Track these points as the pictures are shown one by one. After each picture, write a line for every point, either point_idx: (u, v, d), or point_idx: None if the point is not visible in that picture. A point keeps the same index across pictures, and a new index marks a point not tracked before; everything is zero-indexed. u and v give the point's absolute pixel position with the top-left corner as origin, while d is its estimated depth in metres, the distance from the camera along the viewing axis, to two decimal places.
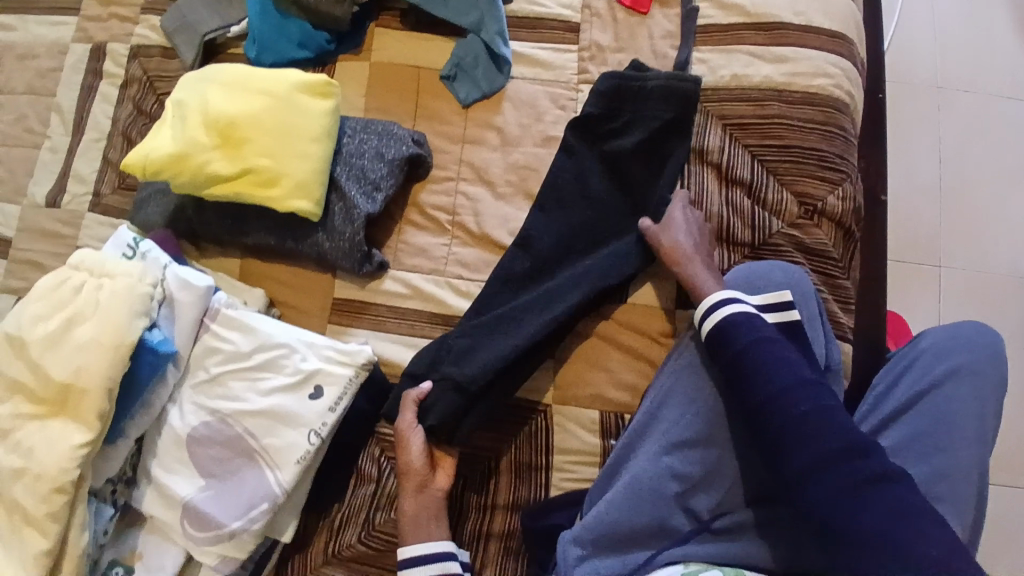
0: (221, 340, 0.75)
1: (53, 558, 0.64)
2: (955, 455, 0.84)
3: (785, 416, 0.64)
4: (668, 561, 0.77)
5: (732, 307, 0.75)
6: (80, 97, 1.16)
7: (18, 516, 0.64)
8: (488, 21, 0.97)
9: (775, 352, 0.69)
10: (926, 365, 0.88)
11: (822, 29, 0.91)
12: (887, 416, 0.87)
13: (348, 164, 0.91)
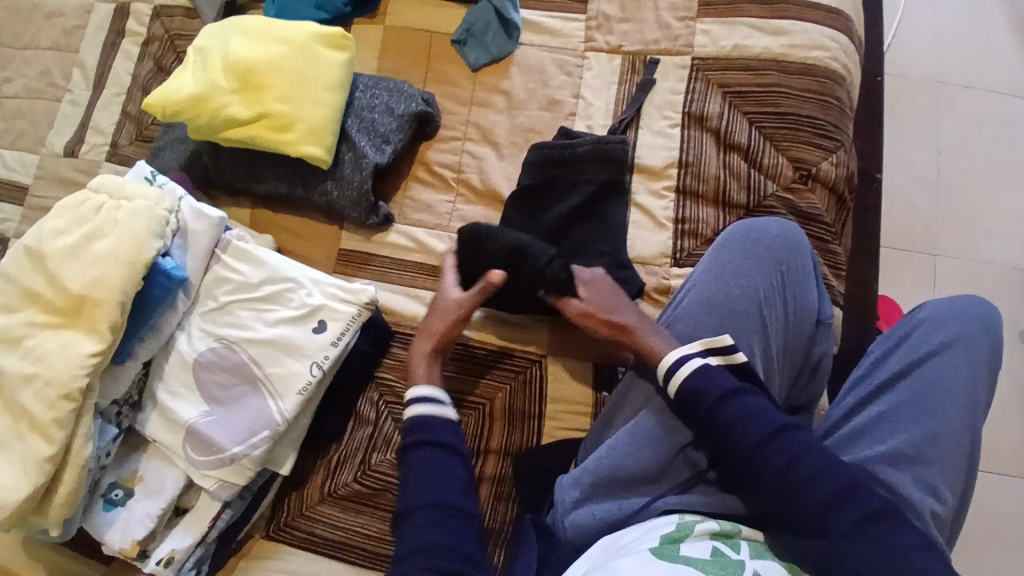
0: (231, 271, 0.78)
1: (55, 465, 0.65)
2: (950, 426, 0.77)
3: (772, 466, 0.66)
4: (663, 508, 0.74)
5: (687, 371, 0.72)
6: (103, 53, 1.20)
7: (25, 421, 0.66)
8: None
9: (746, 405, 0.69)
10: (924, 333, 0.83)
11: (820, 4, 0.94)
12: (880, 382, 0.81)
13: (359, 117, 0.94)
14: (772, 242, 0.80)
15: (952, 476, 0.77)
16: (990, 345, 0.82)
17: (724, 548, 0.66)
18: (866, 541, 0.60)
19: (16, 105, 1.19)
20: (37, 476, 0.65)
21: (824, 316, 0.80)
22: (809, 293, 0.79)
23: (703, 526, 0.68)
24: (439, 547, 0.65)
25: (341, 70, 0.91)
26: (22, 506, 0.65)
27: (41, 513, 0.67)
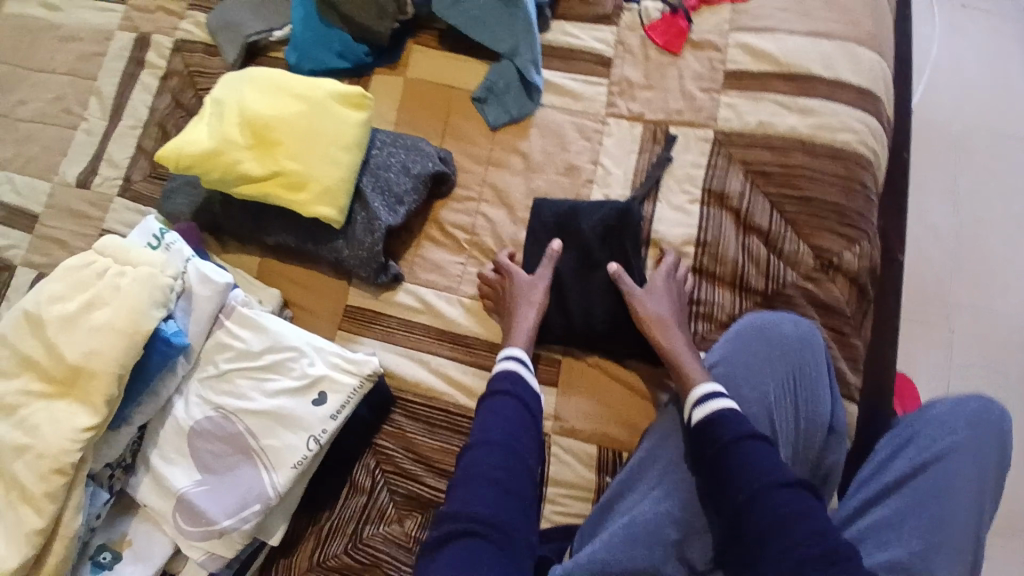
0: (233, 338, 0.77)
1: (45, 536, 0.64)
2: (954, 538, 0.74)
3: (767, 515, 0.67)
4: None
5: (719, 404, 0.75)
6: (121, 84, 1.19)
7: (15, 491, 0.65)
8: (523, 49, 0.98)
9: (758, 448, 0.71)
10: (931, 435, 0.80)
11: (851, 85, 0.92)
12: (884, 485, 0.79)
13: (374, 176, 0.93)
14: (786, 344, 0.81)
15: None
16: (1004, 450, 0.78)
17: None
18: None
19: (32, 131, 1.18)
20: (22, 552, 0.64)
21: (837, 426, 0.79)
22: (822, 399, 0.79)
23: None
24: (509, 491, 0.71)
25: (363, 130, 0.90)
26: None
27: None
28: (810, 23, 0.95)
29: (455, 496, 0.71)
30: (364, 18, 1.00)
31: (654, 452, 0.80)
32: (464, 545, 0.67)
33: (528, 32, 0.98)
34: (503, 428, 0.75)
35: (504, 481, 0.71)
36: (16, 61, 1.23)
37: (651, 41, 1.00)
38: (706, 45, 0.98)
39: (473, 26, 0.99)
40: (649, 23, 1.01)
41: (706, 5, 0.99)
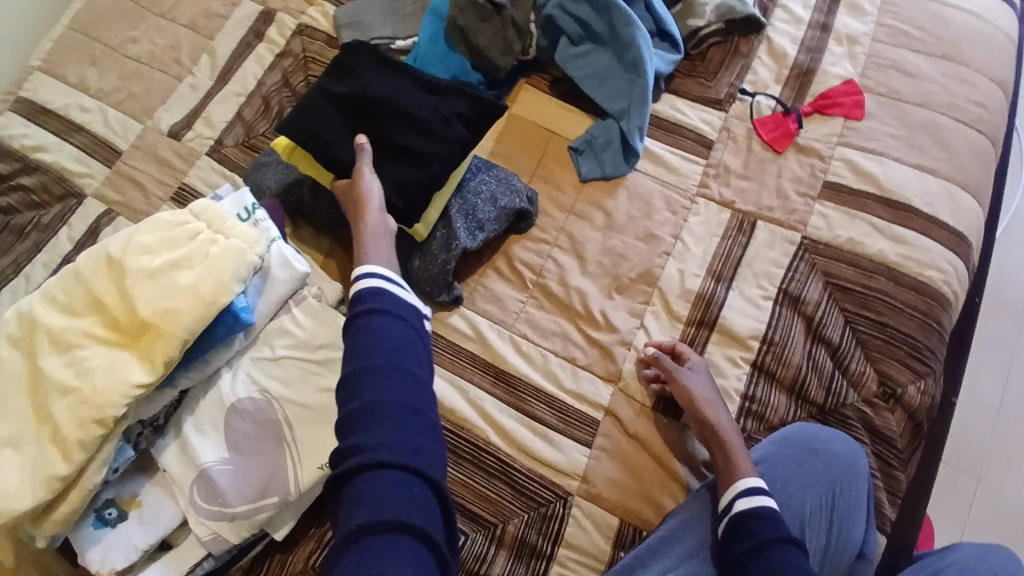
0: (295, 325, 0.77)
1: (64, 484, 0.64)
2: None
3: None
4: None
5: (749, 502, 0.75)
6: (235, 50, 1.22)
7: (48, 430, 0.64)
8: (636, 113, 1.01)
9: (787, 558, 0.70)
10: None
11: (947, 224, 0.92)
12: None
13: (463, 199, 0.94)
14: (833, 460, 0.80)
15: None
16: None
17: None
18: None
19: (137, 70, 1.21)
20: (40, 493, 0.63)
21: (867, 552, 0.79)
22: (857, 529, 0.79)
23: None
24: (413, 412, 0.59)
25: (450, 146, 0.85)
26: (19, 516, 0.63)
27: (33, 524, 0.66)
28: (918, 157, 0.96)
29: (354, 424, 0.57)
30: (490, 50, 1.03)
31: (677, 537, 0.80)
32: (384, 477, 0.54)
33: (642, 100, 1.01)
34: (388, 347, 0.62)
35: (406, 403, 0.59)
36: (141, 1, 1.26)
37: (757, 134, 1.01)
38: (810, 152, 0.98)
39: (592, 82, 1.04)
40: (760, 117, 1.02)
41: (820, 113, 1.00)
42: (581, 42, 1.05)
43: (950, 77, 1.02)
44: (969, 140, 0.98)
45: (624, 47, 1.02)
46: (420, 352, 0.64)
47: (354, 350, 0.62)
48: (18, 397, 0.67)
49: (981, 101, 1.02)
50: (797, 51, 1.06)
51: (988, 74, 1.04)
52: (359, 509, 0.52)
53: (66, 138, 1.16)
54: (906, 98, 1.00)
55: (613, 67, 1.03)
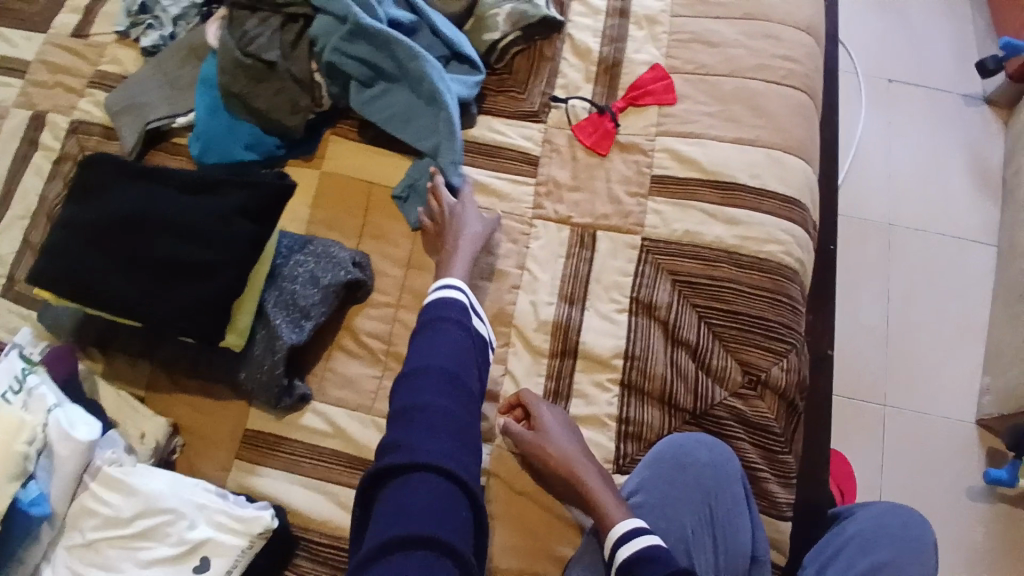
0: (100, 502, 0.67)
1: None
2: None
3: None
4: None
5: (631, 544, 0.72)
6: (9, 165, 1.07)
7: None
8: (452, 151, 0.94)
9: None
10: (853, 556, 0.85)
11: (777, 194, 0.90)
12: None
13: (280, 289, 0.86)
14: (702, 471, 0.80)
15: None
16: (920, 569, 0.84)
17: None
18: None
19: None
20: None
21: (759, 555, 0.79)
22: (740, 531, 0.79)
23: None
24: (448, 415, 0.64)
25: (235, 251, 0.77)
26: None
27: None
28: (738, 129, 0.93)
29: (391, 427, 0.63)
30: (274, 110, 0.94)
31: None
32: (419, 479, 0.58)
33: (450, 132, 0.94)
34: (449, 354, 0.69)
35: (441, 403, 0.64)
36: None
37: (578, 141, 0.97)
38: (634, 149, 0.95)
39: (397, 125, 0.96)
40: (577, 123, 0.98)
41: (634, 106, 0.97)
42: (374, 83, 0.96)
43: (757, 37, 0.98)
44: (789, 99, 0.95)
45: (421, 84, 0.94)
46: (468, 359, 0.71)
47: (417, 352, 0.69)
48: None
49: (789, 53, 0.97)
50: (600, 44, 1.02)
51: (796, 24, 1.00)
52: (389, 525, 0.56)
53: None
54: (715, 71, 0.97)
55: (413, 103, 0.96)
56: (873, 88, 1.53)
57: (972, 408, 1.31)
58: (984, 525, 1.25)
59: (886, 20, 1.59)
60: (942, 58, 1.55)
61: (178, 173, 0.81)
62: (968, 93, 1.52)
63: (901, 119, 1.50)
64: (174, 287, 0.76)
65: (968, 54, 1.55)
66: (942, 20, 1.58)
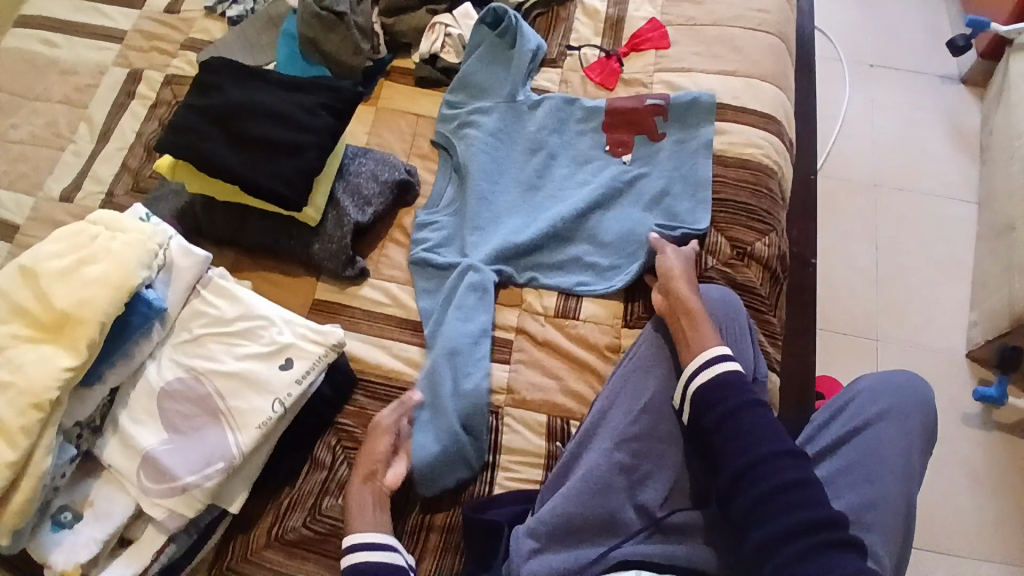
0: (209, 305, 0.85)
1: (14, 472, 0.70)
2: (885, 493, 0.84)
3: (767, 481, 0.68)
4: (620, 558, 0.76)
5: (722, 366, 0.78)
6: (111, 112, 1.27)
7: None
8: (506, 155, 1.10)
9: (756, 420, 0.73)
10: (861, 404, 0.91)
11: (754, 110, 1.10)
12: (824, 447, 0.89)
13: (347, 182, 1.04)
14: (714, 304, 0.89)
15: (892, 542, 0.84)
16: (922, 417, 0.90)
17: None
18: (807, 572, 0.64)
19: (15, 149, 1.23)
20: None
21: (760, 375, 0.86)
22: (746, 353, 0.87)
23: None
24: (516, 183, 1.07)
25: (317, 133, 0.98)
26: None
27: None
28: (723, 64, 1.14)
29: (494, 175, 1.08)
30: (341, 53, 1.16)
31: (607, 410, 0.84)
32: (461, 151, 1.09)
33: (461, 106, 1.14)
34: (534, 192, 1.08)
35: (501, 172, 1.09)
36: (8, 88, 1.29)
37: (589, 79, 1.17)
38: (636, 83, 1.15)
39: (484, 111, 1.14)
40: (587, 66, 1.18)
41: (634, 52, 1.18)
42: (548, 96, 1.15)
43: None
44: (762, 41, 1.16)
45: (590, 128, 1.11)
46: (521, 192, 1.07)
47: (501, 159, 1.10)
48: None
49: (763, 8, 1.19)
50: (606, 6, 1.24)
51: None
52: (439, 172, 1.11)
53: None
54: (701, 22, 1.18)
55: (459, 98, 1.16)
56: (855, 72, 1.74)
57: (962, 341, 1.42)
58: (982, 443, 1.33)
59: (864, 13, 1.82)
60: (913, 45, 1.77)
61: (271, 76, 1.03)
62: (949, 71, 1.73)
63: (884, 96, 1.71)
64: (273, 158, 0.96)
65: (946, 36, 1.77)
66: (912, 15, 1.81)
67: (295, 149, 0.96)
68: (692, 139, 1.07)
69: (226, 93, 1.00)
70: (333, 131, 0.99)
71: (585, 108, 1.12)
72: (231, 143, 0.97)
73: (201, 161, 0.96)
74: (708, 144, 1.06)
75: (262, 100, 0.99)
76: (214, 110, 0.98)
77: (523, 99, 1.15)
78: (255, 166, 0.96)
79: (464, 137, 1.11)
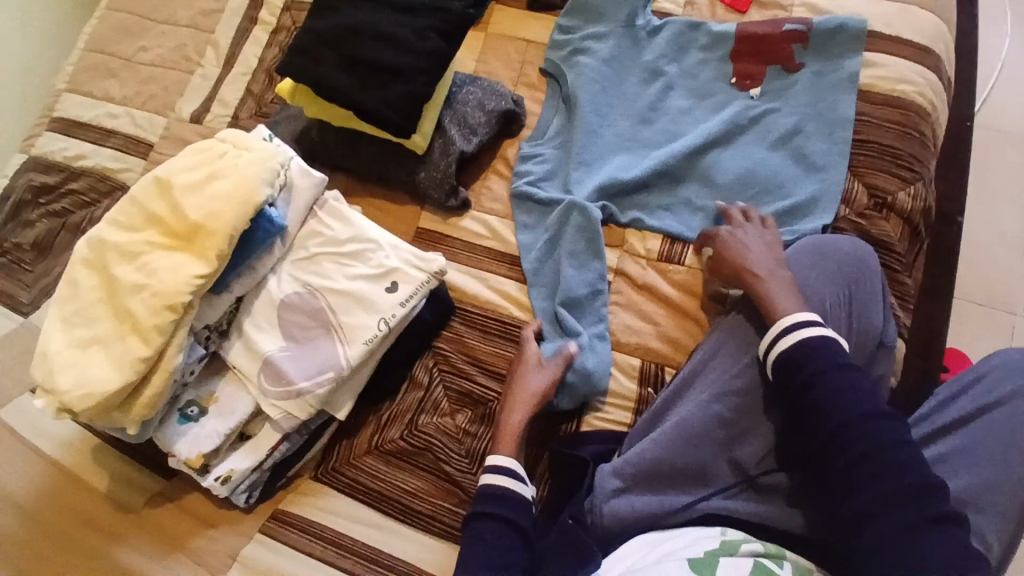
0: (325, 226, 0.90)
1: (146, 366, 0.79)
2: (1011, 480, 0.75)
3: (860, 444, 0.62)
4: (707, 510, 0.75)
5: (807, 331, 0.70)
6: (235, 37, 1.33)
7: (128, 324, 0.80)
8: (620, 81, 1.04)
9: (852, 383, 0.66)
10: (998, 380, 0.80)
11: (910, 41, 0.96)
12: (945, 422, 0.80)
13: (454, 110, 1.03)
14: (844, 258, 0.80)
15: (1015, 531, 0.75)
16: None
17: (769, 564, 0.66)
18: (903, 550, 0.57)
19: (152, 72, 1.32)
20: (130, 372, 0.78)
21: (887, 339, 0.79)
22: (874, 315, 0.79)
23: (748, 548, 0.67)
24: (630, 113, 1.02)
25: (427, 56, 0.97)
26: (109, 399, 0.78)
27: (123, 410, 0.81)
28: None
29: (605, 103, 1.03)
30: None
31: (709, 359, 0.81)
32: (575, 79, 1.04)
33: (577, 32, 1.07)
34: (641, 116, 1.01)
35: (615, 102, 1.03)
36: (147, 14, 1.37)
37: (717, 2, 1.07)
38: (771, 8, 1.04)
39: (599, 36, 1.07)
40: None
41: None
42: (669, 19, 1.06)
43: None
44: None
45: (719, 54, 1.02)
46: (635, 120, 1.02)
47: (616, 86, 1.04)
48: (102, 304, 0.83)
49: None
50: None
51: None
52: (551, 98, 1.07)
53: (104, 143, 1.28)
54: None
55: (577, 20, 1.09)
56: None
57: None
58: None
59: None
60: None
61: None
62: None
63: None
64: (385, 83, 0.97)
65: None
66: None
67: (405, 74, 0.96)
68: (835, 71, 0.96)
69: (342, 15, 1.01)
70: (442, 55, 0.98)
71: (711, 34, 1.03)
72: (344, 67, 0.98)
73: (318, 84, 0.98)
74: (852, 77, 0.94)
75: (375, 21, 0.99)
76: (330, 33, 0.99)
77: (642, 24, 1.07)
78: (367, 90, 0.97)
79: (575, 65, 1.05)
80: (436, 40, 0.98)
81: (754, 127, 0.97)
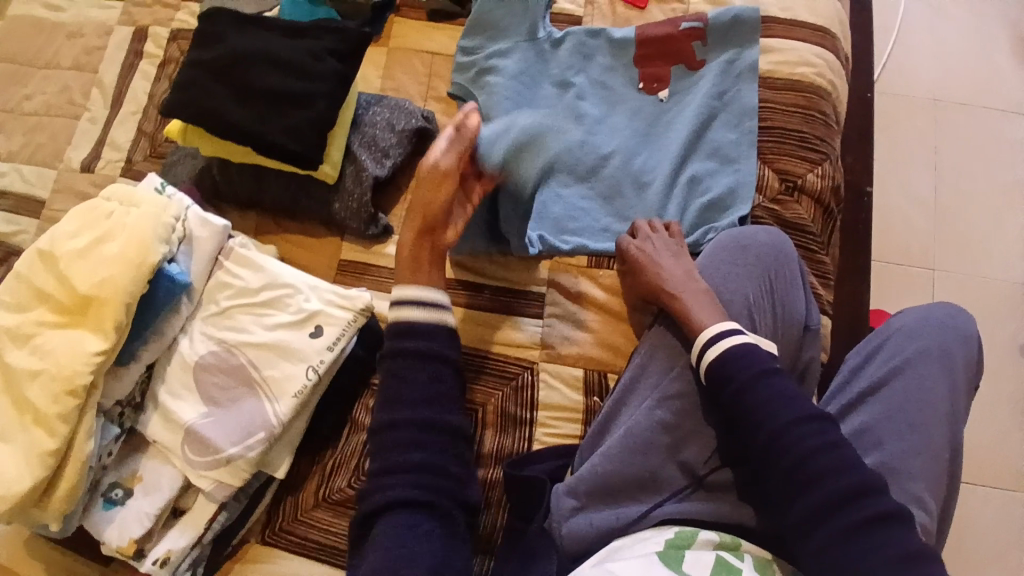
0: (232, 276, 0.83)
1: (57, 458, 0.71)
2: (930, 440, 0.78)
3: (794, 451, 0.62)
4: (662, 518, 0.74)
5: (732, 340, 0.71)
6: (121, 74, 1.22)
7: (29, 414, 0.73)
8: (530, 95, 1.01)
9: (780, 387, 0.66)
10: (898, 344, 0.83)
11: (805, 23, 0.98)
12: (860, 391, 0.82)
13: (362, 133, 0.98)
14: (761, 250, 0.81)
15: (936, 489, 0.77)
16: (966, 352, 0.83)
17: (728, 556, 0.66)
18: (848, 550, 0.58)
19: (32, 121, 1.20)
20: (37, 468, 0.70)
21: (812, 322, 0.80)
22: (796, 299, 0.80)
23: (704, 537, 0.68)
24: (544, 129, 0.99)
25: (327, 81, 0.92)
26: (20, 499, 0.70)
27: (41, 507, 0.73)
28: None
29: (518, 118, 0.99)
30: None
31: (646, 363, 0.80)
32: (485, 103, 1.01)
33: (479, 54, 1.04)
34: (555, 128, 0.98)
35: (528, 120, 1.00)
36: (19, 57, 1.25)
37: None
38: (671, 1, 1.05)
39: (504, 53, 1.03)
40: None
41: None
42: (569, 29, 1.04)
43: None
44: None
45: (625, 58, 1.01)
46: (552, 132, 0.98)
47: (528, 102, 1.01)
48: None
49: None
50: None
51: None
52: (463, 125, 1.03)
53: None
54: None
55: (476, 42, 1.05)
56: None
57: None
58: None
59: None
60: None
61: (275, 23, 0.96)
62: None
63: None
64: (283, 112, 0.91)
65: None
66: None
67: (305, 102, 0.91)
68: (736, 61, 0.97)
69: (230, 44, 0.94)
70: (343, 77, 0.93)
71: (613, 40, 1.02)
72: (237, 100, 0.91)
73: (209, 121, 0.91)
74: (754, 65, 0.96)
75: (267, 48, 0.93)
76: (218, 66, 0.93)
77: (544, 36, 1.04)
78: (264, 122, 0.91)
79: (485, 85, 1.01)
80: (334, 62, 0.93)
81: (667, 126, 0.97)
